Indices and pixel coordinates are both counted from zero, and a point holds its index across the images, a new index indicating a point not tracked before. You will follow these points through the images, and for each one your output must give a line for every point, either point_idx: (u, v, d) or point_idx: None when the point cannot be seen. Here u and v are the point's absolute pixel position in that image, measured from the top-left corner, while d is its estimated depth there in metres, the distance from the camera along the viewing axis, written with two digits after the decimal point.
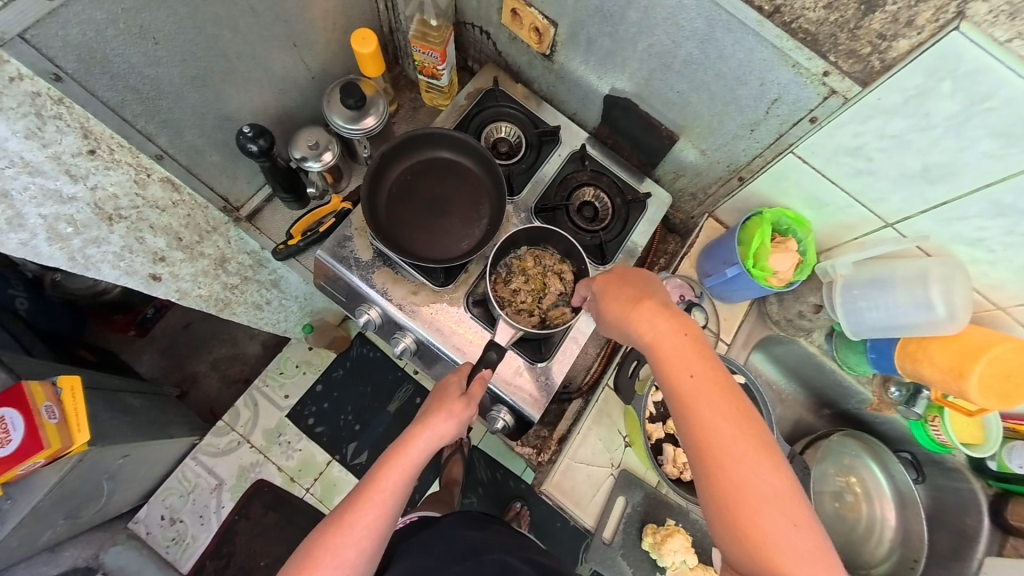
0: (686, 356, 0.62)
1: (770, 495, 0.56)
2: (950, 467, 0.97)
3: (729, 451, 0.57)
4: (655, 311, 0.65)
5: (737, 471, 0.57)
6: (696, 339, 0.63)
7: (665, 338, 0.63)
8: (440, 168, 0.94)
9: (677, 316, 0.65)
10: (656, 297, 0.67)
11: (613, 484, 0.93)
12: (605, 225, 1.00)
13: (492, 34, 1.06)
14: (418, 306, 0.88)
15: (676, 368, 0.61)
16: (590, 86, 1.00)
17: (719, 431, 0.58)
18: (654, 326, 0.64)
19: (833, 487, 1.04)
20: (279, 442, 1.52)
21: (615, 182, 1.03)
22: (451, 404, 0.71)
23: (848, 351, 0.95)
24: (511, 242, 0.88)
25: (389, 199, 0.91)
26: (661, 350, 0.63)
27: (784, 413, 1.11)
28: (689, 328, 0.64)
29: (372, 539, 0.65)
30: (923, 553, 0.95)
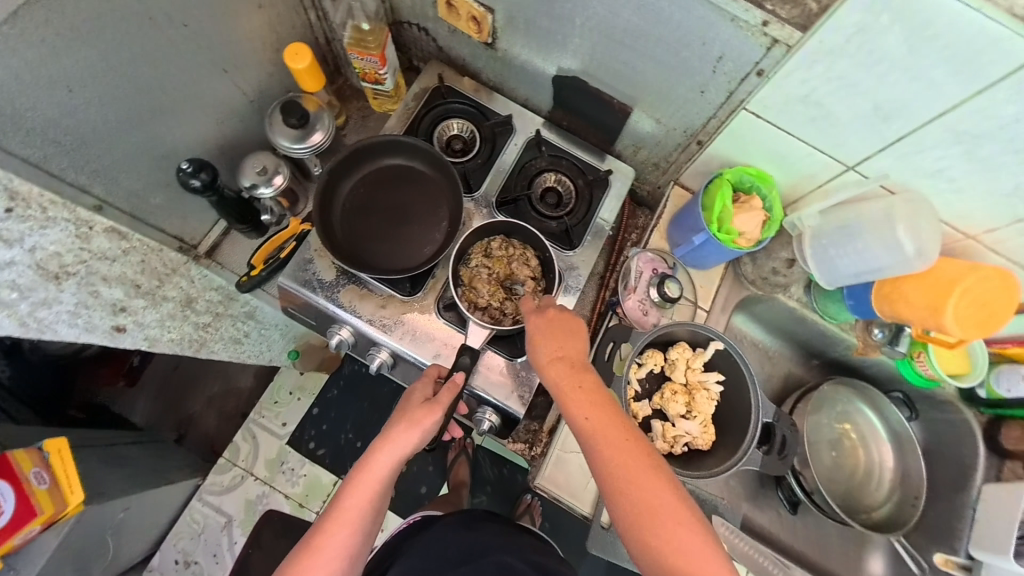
0: (587, 405, 0.63)
1: (675, 523, 0.56)
2: (941, 401, 0.98)
3: (638, 491, 0.57)
4: (561, 361, 0.67)
5: (638, 500, 0.57)
6: (595, 384, 0.65)
7: (570, 392, 0.64)
8: (391, 177, 0.92)
9: (580, 366, 0.67)
10: (567, 338, 0.69)
11: None
12: (570, 210, 0.99)
13: (431, 30, 1.04)
14: (388, 318, 0.86)
15: (580, 416, 0.62)
16: (536, 69, 0.98)
17: (619, 467, 0.59)
18: (557, 371, 0.66)
19: (830, 435, 1.03)
20: (283, 469, 1.52)
21: (575, 164, 1.02)
22: (414, 413, 0.70)
23: (827, 301, 0.95)
24: (474, 237, 0.86)
25: (346, 215, 0.89)
26: (568, 402, 0.64)
27: (774, 370, 1.11)
28: (589, 374, 0.66)
29: (345, 560, 0.64)
30: (923, 490, 0.93)
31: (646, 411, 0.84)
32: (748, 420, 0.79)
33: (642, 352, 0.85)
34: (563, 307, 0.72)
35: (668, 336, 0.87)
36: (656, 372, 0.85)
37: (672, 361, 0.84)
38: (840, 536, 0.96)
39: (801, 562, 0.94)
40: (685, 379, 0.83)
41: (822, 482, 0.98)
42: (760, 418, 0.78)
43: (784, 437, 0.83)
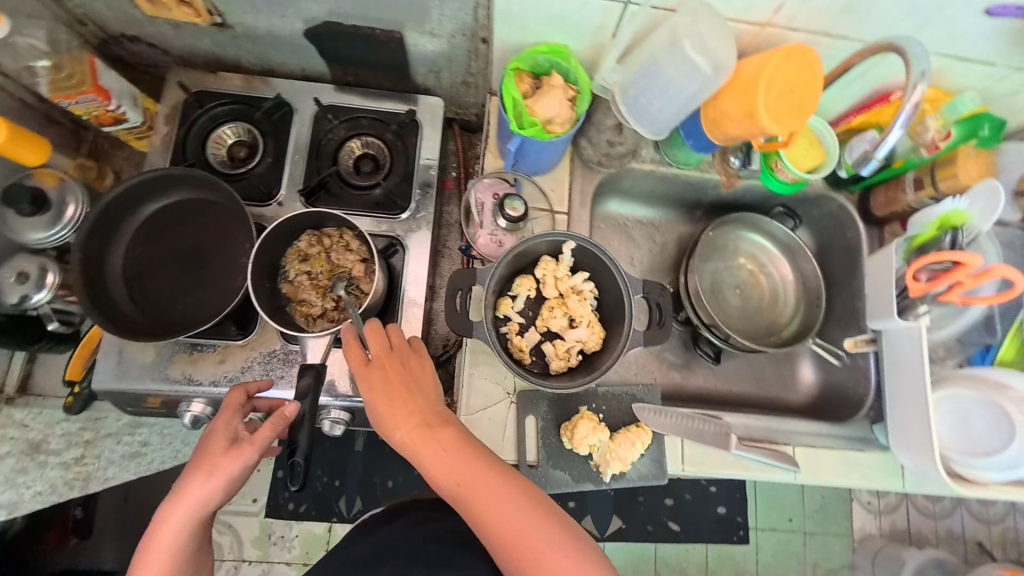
0: (442, 454, 0.59)
1: (541, 543, 0.56)
2: (815, 199, 0.97)
3: (503, 525, 0.57)
4: (405, 416, 0.62)
5: (505, 533, 0.57)
6: (446, 428, 0.62)
7: (422, 445, 0.61)
8: (165, 220, 0.76)
9: (428, 411, 0.63)
10: (413, 392, 0.63)
11: (517, 410, 0.79)
12: (390, 169, 0.88)
13: (157, 34, 0.89)
14: (233, 372, 0.75)
15: (436, 468, 0.59)
16: (280, 30, 0.87)
17: (500, 515, 0.57)
18: (413, 434, 0.61)
19: (730, 275, 1.02)
20: (273, 541, 1.47)
21: (376, 118, 0.90)
22: (215, 454, 0.60)
23: (674, 150, 0.90)
24: (273, 242, 0.72)
25: (131, 287, 0.73)
26: (421, 458, 0.60)
27: (665, 239, 1.08)
28: (438, 418, 0.62)
29: None
30: (820, 290, 0.94)
31: (532, 340, 0.79)
32: (622, 305, 0.74)
33: (513, 284, 0.81)
34: (402, 352, 0.67)
35: (524, 256, 0.80)
36: (533, 296, 0.81)
37: (541, 279, 0.80)
38: (769, 362, 0.99)
39: (741, 401, 0.96)
40: (556, 292, 0.79)
41: (731, 322, 0.99)
42: (631, 297, 0.73)
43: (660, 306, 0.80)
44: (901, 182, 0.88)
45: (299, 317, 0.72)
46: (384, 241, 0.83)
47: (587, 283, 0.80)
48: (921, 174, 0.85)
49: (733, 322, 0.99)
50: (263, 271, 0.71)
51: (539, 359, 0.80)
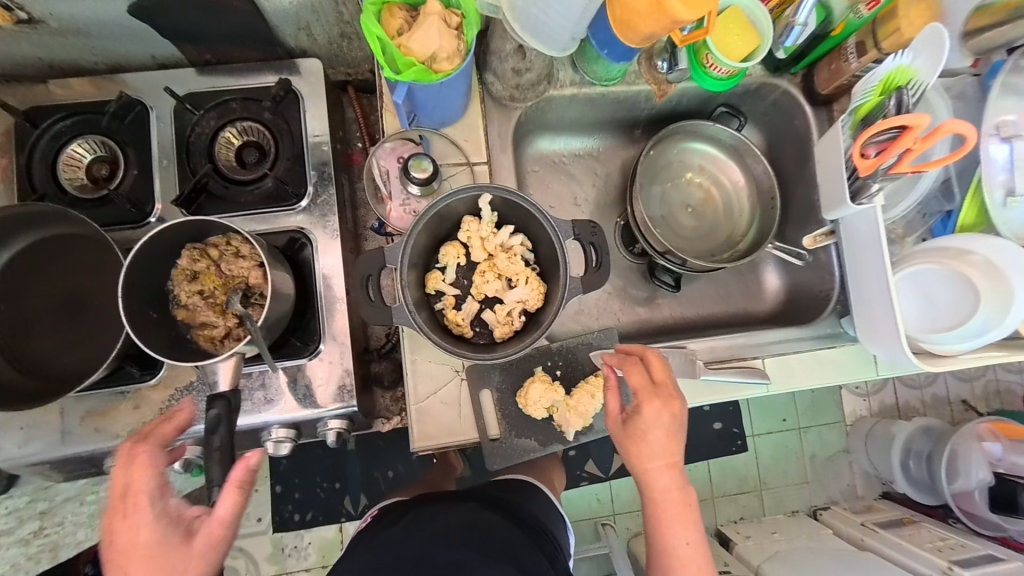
0: (658, 424, 0.68)
1: (676, 525, 0.68)
2: (757, 90, 0.88)
3: (661, 502, 0.69)
4: (658, 387, 0.69)
5: (657, 506, 0.69)
6: (676, 408, 0.68)
7: (650, 395, 0.69)
8: (22, 269, 0.63)
9: (670, 390, 0.69)
10: (678, 443, 0.69)
11: (470, 387, 0.75)
12: (276, 156, 0.75)
13: None
14: (153, 415, 0.68)
15: (641, 429, 0.68)
16: (98, 16, 0.69)
17: (664, 493, 0.69)
18: (659, 476, 0.69)
19: (679, 193, 0.95)
20: (287, 553, 1.40)
21: (248, 97, 0.75)
22: (172, 559, 0.50)
23: (593, 65, 0.79)
24: (141, 266, 0.60)
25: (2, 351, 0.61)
26: (645, 405, 0.68)
27: (608, 168, 0.99)
28: (671, 398, 0.69)
29: None
30: (774, 188, 0.87)
31: (470, 310, 0.73)
32: (556, 252, 0.68)
33: (439, 255, 0.74)
34: (655, 356, 0.72)
35: (443, 219, 0.71)
36: (463, 264, 0.74)
37: (468, 244, 0.72)
38: (733, 276, 0.95)
39: (707, 322, 0.93)
40: (485, 254, 0.72)
41: (685, 243, 0.93)
42: (561, 243, 0.66)
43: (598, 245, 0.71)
44: (844, 50, 0.79)
45: (201, 341, 0.64)
46: (285, 237, 0.73)
47: (515, 236, 0.73)
48: (862, 38, 0.76)
49: (688, 243, 0.93)
50: (140, 300, 0.60)
51: (483, 330, 0.75)
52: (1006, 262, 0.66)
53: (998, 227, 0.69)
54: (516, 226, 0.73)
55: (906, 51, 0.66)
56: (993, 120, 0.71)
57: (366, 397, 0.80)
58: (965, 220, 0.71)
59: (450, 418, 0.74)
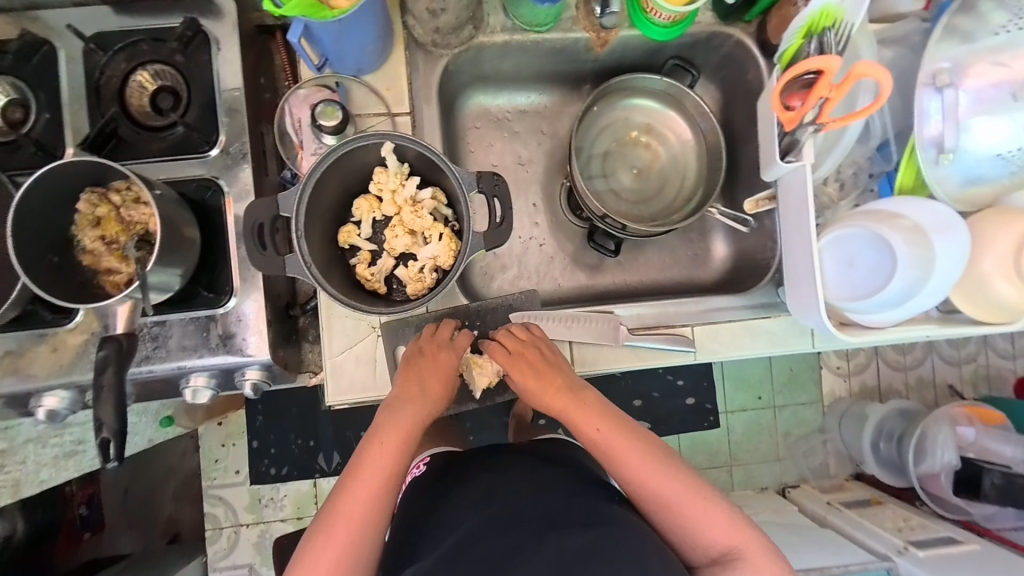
0: (542, 378, 0.71)
1: (631, 450, 0.65)
2: (705, 39, 0.84)
3: (601, 438, 0.67)
4: (526, 346, 0.72)
5: (603, 443, 0.67)
6: (550, 357, 0.72)
7: (524, 352, 0.72)
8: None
9: (541, 346, 0.73)
10: (553, 370, 0.71)
11: (387, 345, 0.75)
12: (190, 100, 0.74)
13: None
14: (70, 360, 0.70)
15: (531, 381, 0.71)
16: None
17: (597, 429, 0.67)
18: (561, 400, 0.69)
19: (624, 153, 0.92)
20: (264, 504, 1.37)
21: (157, 38, 0.74)
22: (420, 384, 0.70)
23: (517, 7, 0.77)
24: (33, 209, 0.61)
25: None
26: (519, 363, 0.71)
27: (555, 126, 0.93)
28: (547, 351, 0.73)
29: (366, 519, 0.61)
30: (721, 148, 0.84)
31: (382, 267, 0.72)
32: (461, 204, 0.67)
33: (353, 209, 0.72)
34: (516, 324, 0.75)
35: (355, 168, 0.69)
36: (379, 219, 0.73)
37: (379, 197, 0.71)
38: (682, 241, 0.90)
39: (650, 289, 0.89)
40: (396, 208, 0.71)
41: (628, 205, 0.90)
42: (464, 193, 0.65)
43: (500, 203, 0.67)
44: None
45: (100, 287, 0.67)
46: (194, 184, 0.73)
47: (425, 190, 0.71)
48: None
49: (634, 206, 0.90)
50: (36, 246, 0.62)
51: (398, 287, 0.73)
52: (929, 224, 0.68)
53: (932, 189, 0.69)
54: (425, 178, 0.72)
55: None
56: (929, 68, 0.69)
57: (290, 351, 0.80)
58: (904, 183, 0.71)
59: (364, 375, 0.74)
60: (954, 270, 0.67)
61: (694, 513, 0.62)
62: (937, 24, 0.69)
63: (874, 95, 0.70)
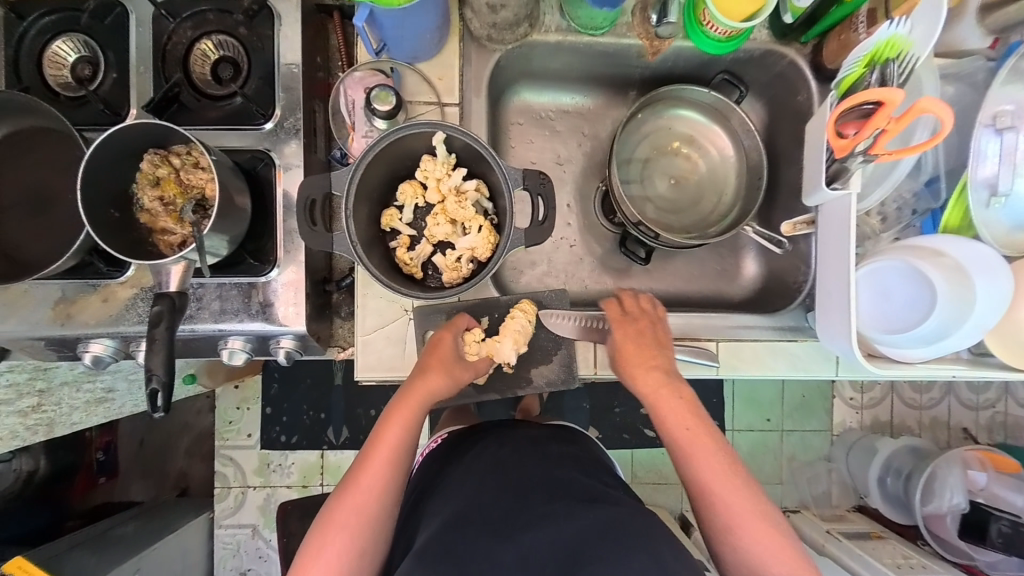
0: (646, 356, 0.71)
1: (714, 456, 0.62)
2: (758, 57, 0.84)
3: (688, 434, 0.64)
4: (640, 326, 0.74)
5: (685, 441, 0.64)
6: (660, 341, 0.73)
7: (635, 331, 0.73)
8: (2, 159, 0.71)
9: (656, 331, 0.74)
10: (657, 351, 0.72)
11: (416, 328, 0.77)
12: (249, 74, 0.77)
13: None
14: (118, 311, 0.74)
15: (636, 357, 0.71)
16: None
17: (682, 426, 0.65)
18: (652, 382, 0.69)
19: (663, 163, 0.92)
20: (272, 469, 1.39)
21: (223, 9, 0.76)
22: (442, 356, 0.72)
23: (574, 8, 0.77)
24: (100, 165, 0.64)
25: None
26: (628, 337, 0.72)
27: (596, 128, 0.94)
28: (660, 336, 0.73)
29: (382, 490, 0.64)
30: (761, 166, 0.84)
31: (420, 253, 0.74)
32: (505, 198, 0.68)
33: (397, 193, 0.74)
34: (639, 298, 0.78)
35: (403, 153, 0.71)
36: (420, 205, 0.75)
37: (423, 185, 0.73)
38: (712, 255, 0.90)
39: (675, 300, 0.89)
40: (439, 197, 0.73)
41: (662, 215, 0.91)
42: (510, 189, 0.67)
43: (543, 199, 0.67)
44: (854, 20, 0.73)
45: (154, 245, 0.70)
46: (248, 155, 0.76)
47: (469, 181, 0.73)
48: (874, 7, 0.71)
49: (668, 216, 0.91)
50: (99, 200, 0.65)
51: (434, 273, 0.76)
52: (973, 264, 0.67)
53: (979, 232, 0.69)
54: (471, 170, 0.74)
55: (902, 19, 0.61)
56: (991, 109, 0.68)
57: (321, 324, 0.83)
58: (949, 222, 0.71)
59: (393, 354, 0.77)
60: (992, 312, 0.66)
61: (757, 547, 0.58)
62: (1004, 64, 0.68)
63: (932, 132, 0.70)
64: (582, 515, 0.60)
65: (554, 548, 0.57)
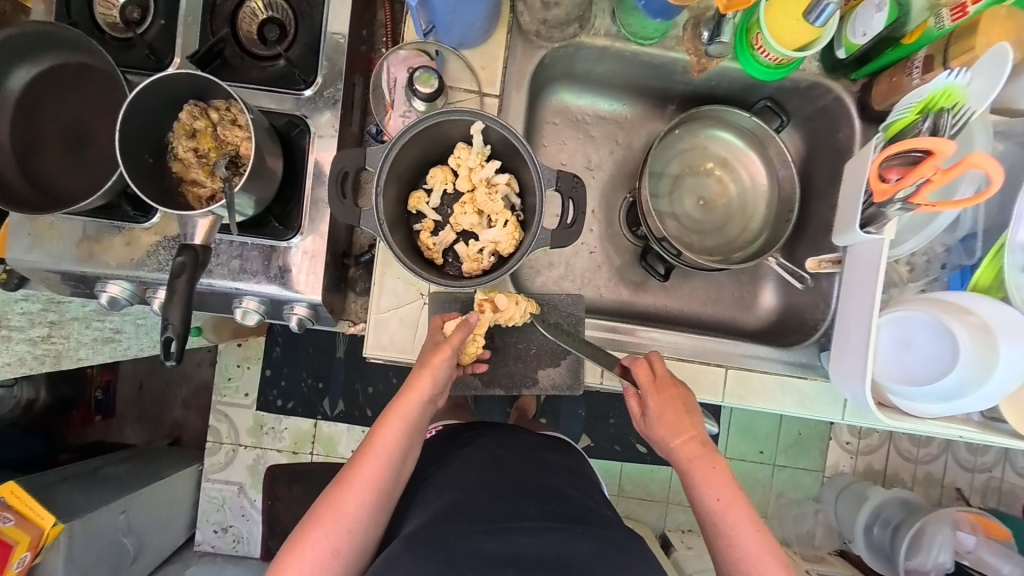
0: (679, 419, 0.69)
1: (747, 528, 0.63)
2: (807, 88, 0.82)
3: (722, 503, 0.64)
4: (669, 386, 0.71)
5: (718, 511, 0.64)
6: (688, 402, 0.71)
7: (665, 391, 0.71)
8: (44, 91, 0.71)
9: (685, 392, 0.71)
10: (691, 416, 0.70)
11: (430, 313, 0.77)
12: (295, 39, 0.77)
13: None
14: (139, 255, 0.74)
15: (667, 421, 0.69)
16: None
17: (716, 496, 0.64)
18: (685, 447, 0.68)
19: (694, 183, 0.91)
20: (266, 431, 1.38)
21: None
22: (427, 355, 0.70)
23: (627, 16, 0.76)
24: (141, 110, 0.64)
25: (20, 160, 0.70)
26: (659, 399, 0.70)
27: (632, 138, 0.93)
28: (688, 395, 0.71)
29: (370, 495, 0.65)
30: (794, 199, 0.82)
31: (443, 240, 0.74)
32: (536, 196, 0.68)
33: (427, 177, 0.74)
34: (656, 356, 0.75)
35: (437, 139, 0.71)
36: (449, 192, 0.74)
37: (455, 172, 0.73)
38: (732, 281, 0.89)
39: (689, 320, 0.89)
40: (470, 186, 0.73)
41: (687, 234, 0.90)
42: (542, 188, 0.66)
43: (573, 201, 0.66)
44: (909, 64, 0.72)
45: (182, 193, 0.70)
46: (284, 120, 0.76)
47: (501, 175, 0.73)
48: (933, 52, 0.69)
49: (692, 236, 0.90)
50: (136, 145, 0.65)
51: (453, 262, 0.76)
52: (1001, 327, 0.65)
53: (1011, 295, 0.67)
54: (504, 164, 0.73)
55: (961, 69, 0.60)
56: None
57: (336, 297, 0.84)
58: (980, 280, 0.69)
59: (403, 336, 0.77)
60: (1012, 379, 0.65)
61: None
62: None
63: (977, 190, 0.68)
64: (575, 529, 0.63)
65: (543, 552, 0.59)
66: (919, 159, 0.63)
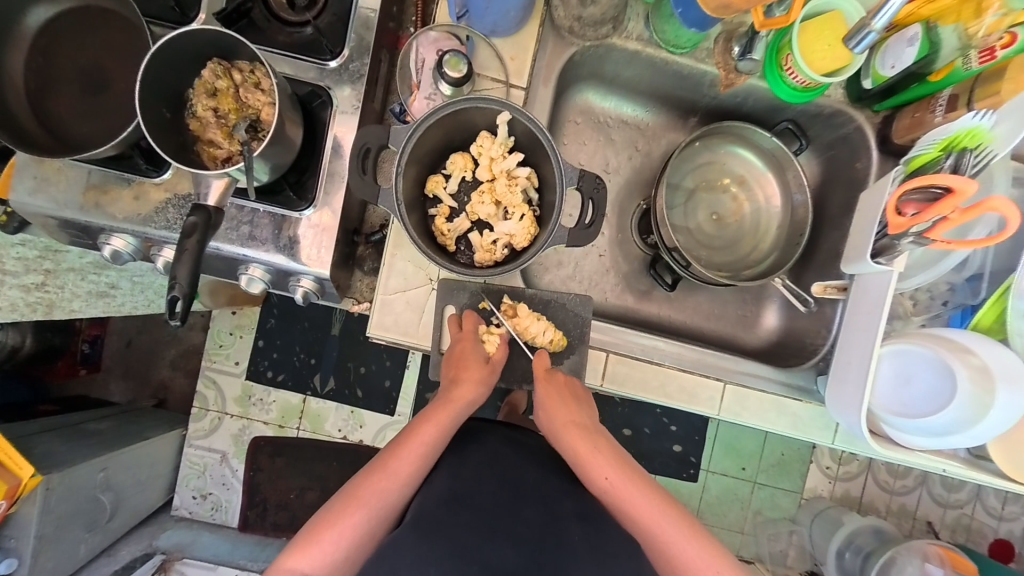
0: (565, 411, 0.72)
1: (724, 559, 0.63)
2: (831, 114, 0.82)
3: (626, 488, 0.66)
4: (551, 378, 0.75)
5: (611, 492, 0.66)
6: (573, 395, 0.74)
7: (550, 389, 0.74)
8: (63, 32, 0.70)
9: (570, 387, 0.75)
10: (575, 404, 0.73)
11: (437, 299, 0.77)
12: (324, 9, 0.76)
13: None
14: (146, 210, 0.73)
15: (554, 414, 0.73)
16: None
17: (609, 480, 0.67)
18: (576, 439, 0.71)
19: (710, 198, 0.91)
20: (253, 402, 1.37)
21: None
22: (475, 368, 0.74)
23: (663, 23, 0.76)
24: (164, 61, 0.63)
25: (30, 97, 0.69)
26: (545, 394, 0.74)
27: (651, 146, 0.93)
28: (577, 389, 0.75)
29: (407, 486, 0.66)
30: (807, 223, 0.83)
31: (457, 226, 0.73)
32: (554, 194, 0.68)
33: (446, 162, 0.74)
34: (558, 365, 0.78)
35: (461, 125, 0.70)
36: (467, 179, 0.74)
37: (476, 160, 0.73)
38: (736, 298, 0.90)
39: (690, 332, 0.89)
40: (489, 175, 0.72)
41: (698, 248, 0.90)
42: (563, 185, 0.66)
43: (592, 200, 0.65)
44: (933, 101, 0.73)
45: (196, 151, 0.69)
46: (307, 89, 0.75)
47: (522, 168, 0.73)
48: (959, 92, 0.70)
49: (702, 250, 0.90)
50: (155, 97, 0.64)
51: (465, 250, 0.76)
52: (1000, 370, 0.67)
53: (1010, 338, 0.68)
54: (526, 158, 0.73)
55: (988, 112, 0.61)
56: None
57: (342, 275, 0.83)
58: (981, 321, 0.71)
59: (408, 319, 0.77)
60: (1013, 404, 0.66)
61: None
62: None
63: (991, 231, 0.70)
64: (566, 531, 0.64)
65: None
66: (938, 196, 0.64)
